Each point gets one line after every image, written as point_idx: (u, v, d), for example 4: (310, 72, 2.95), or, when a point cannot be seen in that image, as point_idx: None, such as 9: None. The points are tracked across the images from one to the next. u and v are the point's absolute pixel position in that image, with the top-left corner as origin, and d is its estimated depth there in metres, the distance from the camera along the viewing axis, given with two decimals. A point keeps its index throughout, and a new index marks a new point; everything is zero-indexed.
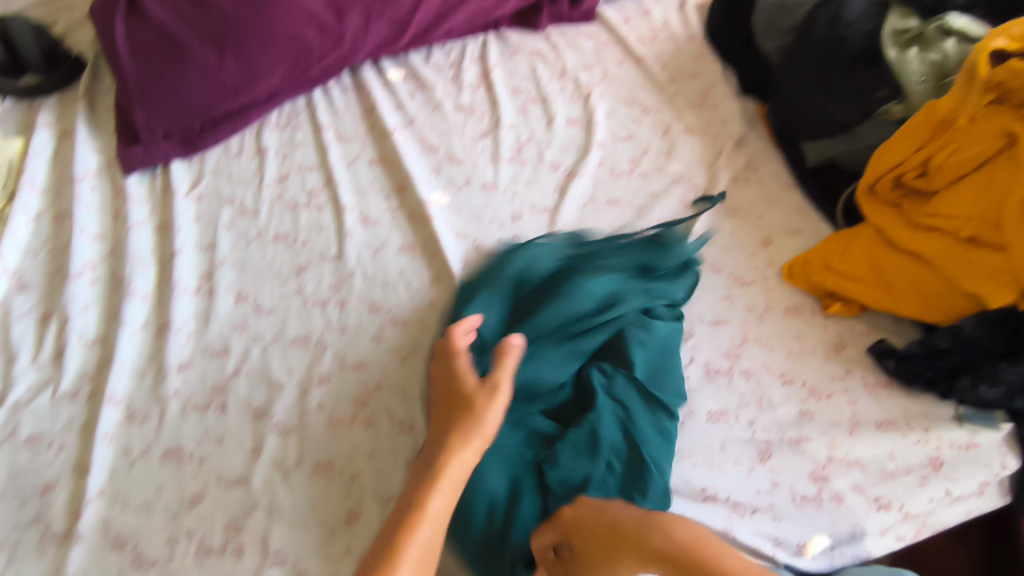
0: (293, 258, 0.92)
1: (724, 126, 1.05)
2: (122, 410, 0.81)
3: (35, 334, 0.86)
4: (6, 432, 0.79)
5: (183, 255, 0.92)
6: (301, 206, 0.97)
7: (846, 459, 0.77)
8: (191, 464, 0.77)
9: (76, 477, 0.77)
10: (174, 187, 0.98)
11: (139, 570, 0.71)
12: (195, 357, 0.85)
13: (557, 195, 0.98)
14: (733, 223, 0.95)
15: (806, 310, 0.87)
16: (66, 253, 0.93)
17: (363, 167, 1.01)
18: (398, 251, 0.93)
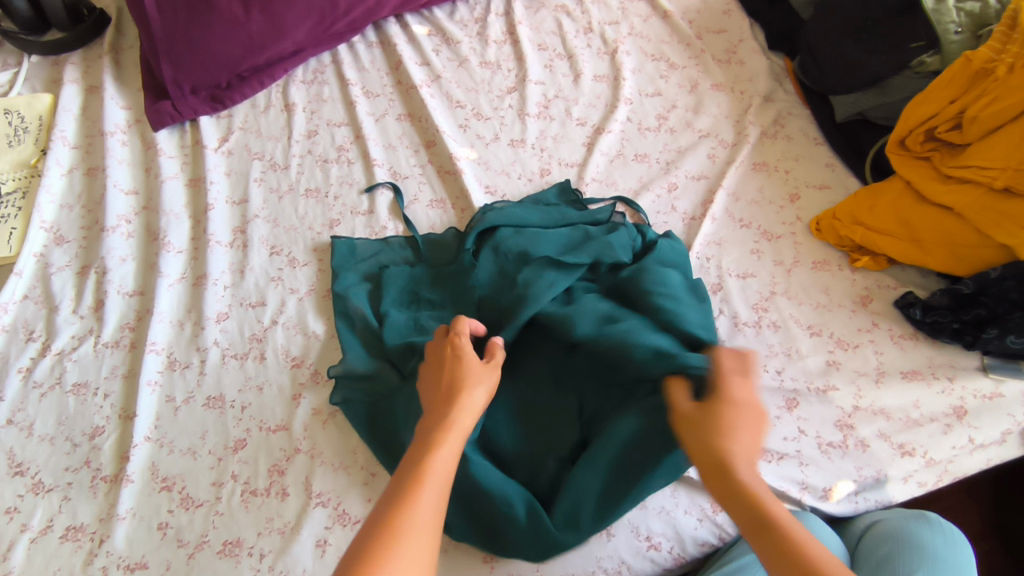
0: (325, 213, 0.93)
1: (752, 82, 1.05)
2: (164, 359, 0.83)
3: (75, 286, 0.88)
4: (52, 380, 0.81)
5: (216, 210, 0.93)
6: (330, 161, 0.97)
7: (871, 408, 0.77)
8: (233, 410, 0.79)
9: (121, 422, 0.79)
10: (203, 142, 0.99)
11: (188, 510, 0.74)
12: (232, 309, 0.86)
13: (585, 150, 0.98)
14: (762, 178, 0.95)
15: (834, 264, 0.88)
16: (100, 207, 0.94)
17: (391, 123, 1.01)
18: (428, 205, 0.93)
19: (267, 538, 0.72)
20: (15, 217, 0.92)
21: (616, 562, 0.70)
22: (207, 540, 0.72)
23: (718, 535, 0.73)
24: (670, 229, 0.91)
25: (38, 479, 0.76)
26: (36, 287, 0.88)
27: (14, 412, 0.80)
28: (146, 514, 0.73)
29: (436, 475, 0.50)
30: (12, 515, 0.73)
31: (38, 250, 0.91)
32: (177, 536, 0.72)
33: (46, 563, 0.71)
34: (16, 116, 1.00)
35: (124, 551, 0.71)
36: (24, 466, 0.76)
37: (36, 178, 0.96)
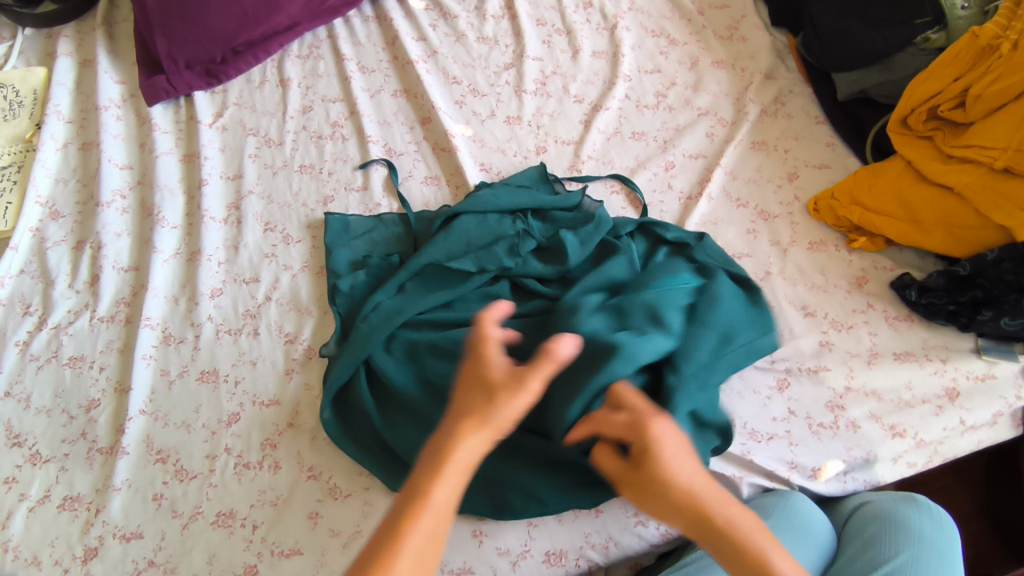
0: (319, 189, 0.92)
1: (753, 58, 1.03)
2: (158, 334, 0.83)
3: (71, 260, 0.89)
4: (49, 353, 0.82)
5: (210, 185, 0.93)
6: (325, 137, 0.97)
7: (863, 389, 0.77)
8: (227, 385, 0.80)
9: (117, 395, 0.80)
10: (198, 117, 0.98)
11: (182, 482, 0.75)
12: (226, 284, 0.86)
13: (582, 128, 0.97)
14: (760, 157, 0.94)
15: (830, 244, 0.87)
16: (95, 182, 0.94)
17: (386, 98, 1.00)
18: (422, 183, 0.93)
19: (261, 510, 0.73)
20: (11, 191, 0.93)
21: (604, 538, 0.72)
22: (201, 511, 0.73)
23: None
24: (666, 208, 0.90)
25: (35, 450, 0.77)
26: (32, 262, 0.89)
27: (11, 384, 0.81)
28: (141, 485, 0.74)
29: (438, 503, 0.45)
30: (11, 485, 0.75)
31: (34, 225, 0.91)
32: (171, 506, 0.73)
33: (44, 532, 0.72)
34: (11, 90, 1.00)
35: (120, 521, 0.73)
36: (22, 437, 0.77)
37: (31, 153, 0.96)
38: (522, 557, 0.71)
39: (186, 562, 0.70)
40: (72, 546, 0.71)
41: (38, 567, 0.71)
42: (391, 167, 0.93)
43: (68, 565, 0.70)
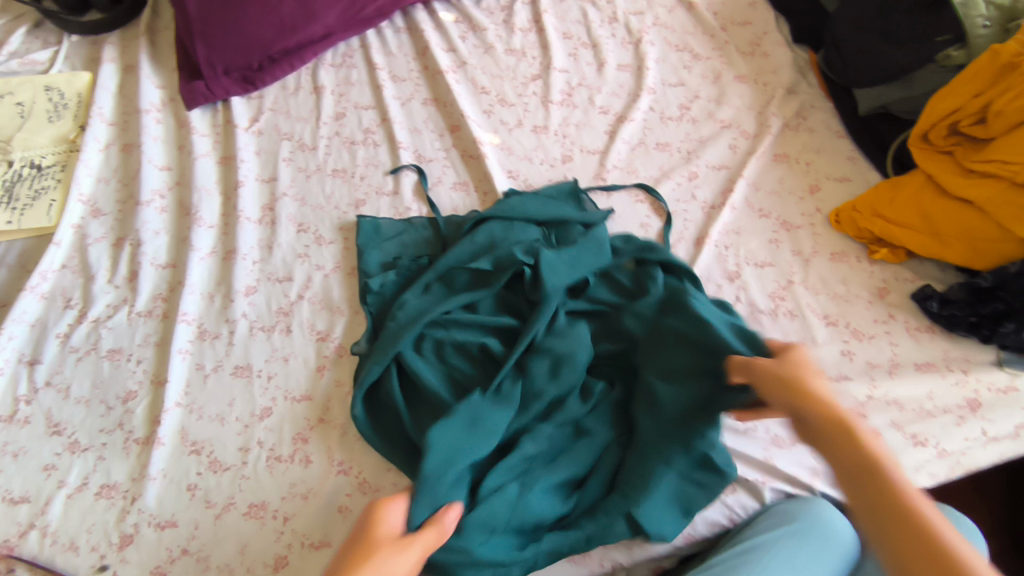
0: (351, 193, 0.95)
1: (775, 74, 1.05)
2: (194, 329, 0.86)
3: (111, 257, 0.92)
4: (88, 345, 0.85)
5: (246, 187, 0.95)
6: (357, 143, 0.99)
7: (885, 398, 0.78)
8: (260, 380, 0.82)
9: (153, 388, 0.82)
10: (235, 122, 1.02)
11: (216, 473, 0.76)
12: (260, 283, 0.89)
13: (607, 138, 0.99)
14: (782, 169, 0.96)
15: (852, 255, 0.89)
16: (135, 182, 0.97)
17: (417, 106, 1.03)
18: (451, 188, 0.95)
19: (291, 503, 0.75)
20: (55, 189, 0.96)
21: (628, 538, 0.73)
22: (234, 502, 0.75)
23: (728, 516, 0.74)
24: (689, 216, 0.92)
25: (74, 439, 0.79)
26: (73, 258, 0.92)
27: (51, 375, 0.83)
28: (176, 475, 0.76)
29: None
30: (50, 472, 0.77)
31: (76, 222, 0.94)
32: (205, 497, 0.75)
33: (82, 518, 0.74)
34: (57, 93, 1.04)
35: (155, 509, 0.75)
36: (62, 426, 0.80)
37: (74, 153, 0.99)
38: None
39: (218, 552, 0.72)
40: (108, 532, 0.73)
41: (76, 552, 0.72)
42: (421, 173, 0.95)
43: (105, 551, 0.72)
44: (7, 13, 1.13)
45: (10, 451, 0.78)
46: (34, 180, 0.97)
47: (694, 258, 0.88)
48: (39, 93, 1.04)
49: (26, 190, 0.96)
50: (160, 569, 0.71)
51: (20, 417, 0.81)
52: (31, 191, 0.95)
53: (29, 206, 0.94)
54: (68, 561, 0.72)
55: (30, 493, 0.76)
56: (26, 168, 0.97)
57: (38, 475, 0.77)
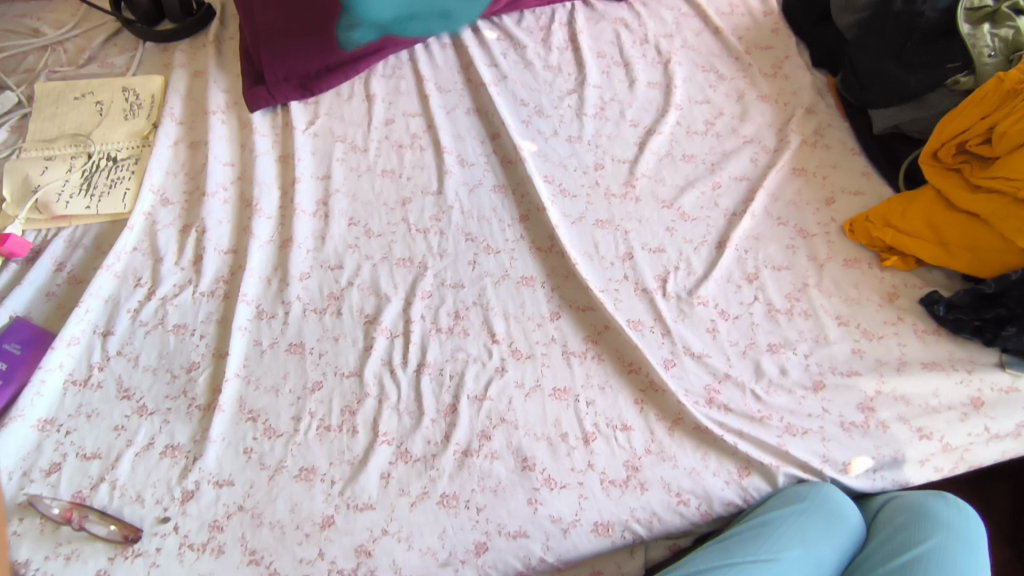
0: (399, 191, 1.03)
1: (795, 95, 1.12)
2: (252, 309, 0.93)
3: (178, 242, 1.00)
4: (156, 320, 0.93)
5: (302, 183, 1.04)
6: (405, 146, 1.08)
7: (893, 393, 0.83)
8: (312, 356, 0.89)
9: (215, 360, 0.89)
10: (294, 124, 1.10)
11: (270, 439, 0.83)
12: (314, 270, 0.96)
13: (637, 149, 1.07)
14: (800, 182, 1.02)
15: (865, 262, 0.94)
16: (202, 175, 1.06)
17: (461, 115, 1.12)
18: (491, 190, 1.03)
19: (339, 468, 0.81)
20: (129, 179, 1.05)
21: (648, 513, 0.78)
22: (286, 465, 0.81)
23: (743, 497, 0.79)
24: (711, 222, 0.99)
25: (142, 403, 0.86)
26: (143, 241, 1.00)
27: (122, 345, 0.91)
28: (233, 439, 0.83)
29: None
30: (120, 432, 0.84)
31: (147, 209, 1.03)
32: (260, 459, 0.82)
33: (147, 474, 0.81)
34: (133, 94, 1.14)
35: (215, 469, 0.81)
36: (131, 391, 0.87)
37: (147, 148, 1.09)
38: (573, 525, 0.78)
39: (271, 508, 0.79)
40: (171, 488, 0.80)
41: (141, 505, 0.79)
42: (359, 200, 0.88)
43: (168, 505, 0.79)
44: (90, 22, 1.24)
45: (84, 412, 0.86)
46: (110, 171, 1.06)
47: (715, 261, 0.95)
48: (117, 94, 1.14)
49: (103, 180, 1.05)
50: (217, 523, 0.78)
51: (92, 381, 0.88)
52: (107, 181, 1.05)
53: (105, 194, 1.03)
54: (134, 512, 0.79)
55: (101, 450, 0.83)
56: (103, 161, 1.07)
57: (108, 434, 0.84)
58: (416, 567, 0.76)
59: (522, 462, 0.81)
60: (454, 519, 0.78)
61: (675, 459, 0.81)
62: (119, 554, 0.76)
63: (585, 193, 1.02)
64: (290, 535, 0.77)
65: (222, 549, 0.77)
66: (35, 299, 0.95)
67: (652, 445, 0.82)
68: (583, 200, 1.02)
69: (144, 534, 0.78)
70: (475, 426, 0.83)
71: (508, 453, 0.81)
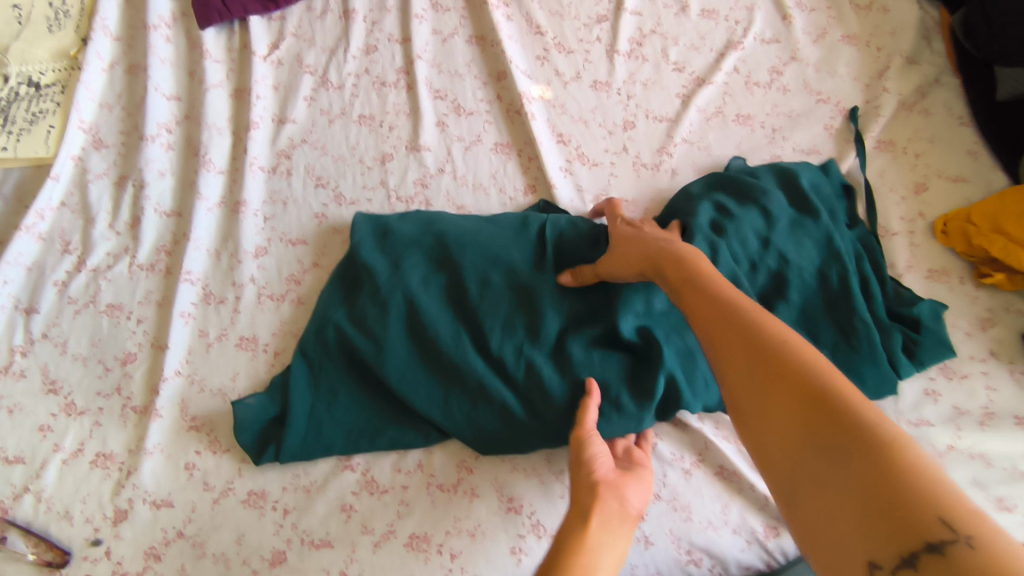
0: (377, 145, 0.84)
1: (894, 35, 0.86)
2: (198, 290, 0.78)
3: (113, 197, 0.83)
4: (87, 298, 0.78)
5: (259, 129, 0.85)
6: (387, 85, 0.87)
7: (970, 451, 0.66)
8: (265, 355, 0.75)
9: (153, 352, 0.76)
10: (252, 48, 0.89)
11: (216, 454, 0.71)
12: (271, 244, 0.80)
13: (679, 103, 0.85)
14: (884, 160, 0.80)
15: (954, 275, 0.75)
16: (141, 111, 0.87)
17: (458, 45, 0.89)
18: (492, 149, 0.83)
19: (293, 495, 0.70)
20: (53, 113, 0.87)
21: (652, 572, 0.67)
22: (233, 487, 0.70)
23: (767, 561, 0.67)
24: None
25: (70, 399, 0.74)
26: (73, 194, 0.84)
27: (48, 327, 0.77)
28: (174, 452, 0.71)
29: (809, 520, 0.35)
30: (45, 434, 0.73)
31: (76, 153, 0.85)
32: (203, 479, 0.70)
33: (76, 487, 0.71)
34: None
35: (152, 486, 0.70)
36: (58, 384, 0.75)
37: (76, 71, 0.89)
38: None
39: (215, 538, 0.68)
40: (103, 505, 0.70)
41: (69, 523, 0.69)
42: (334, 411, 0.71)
43: (99, 525, 0.69)
44: None
45: (6, 406, 0.74)
46: (32, 101, 0.87)
47: None
48: None
49: (22, 111, 0.87)
50: (155, 550, 0.68)
51: (13, 369, 0.76)
52: (27, 113, 0.87)
53: (25, 132, 0.86)
54: (62, 531, 0.69)
55: (24, 454, 0.72)
56: (22, 87, 0.88)
57: (33, 436, 0.73)
58: None
59: (507, 502, 0.69)
60: (424, 565, 0.66)
61: (689, 510, 0.68)
62: None
63: (609, 160, 0.82)
64: (235, 570, 0.67)
65: None
66: None
67: (663, 491, 0.69)
68: (606, 169, 0.82)
69: (73, 558, 0.68)
70: (456, 455, 0.71)
71: (492, 491, 0.69)
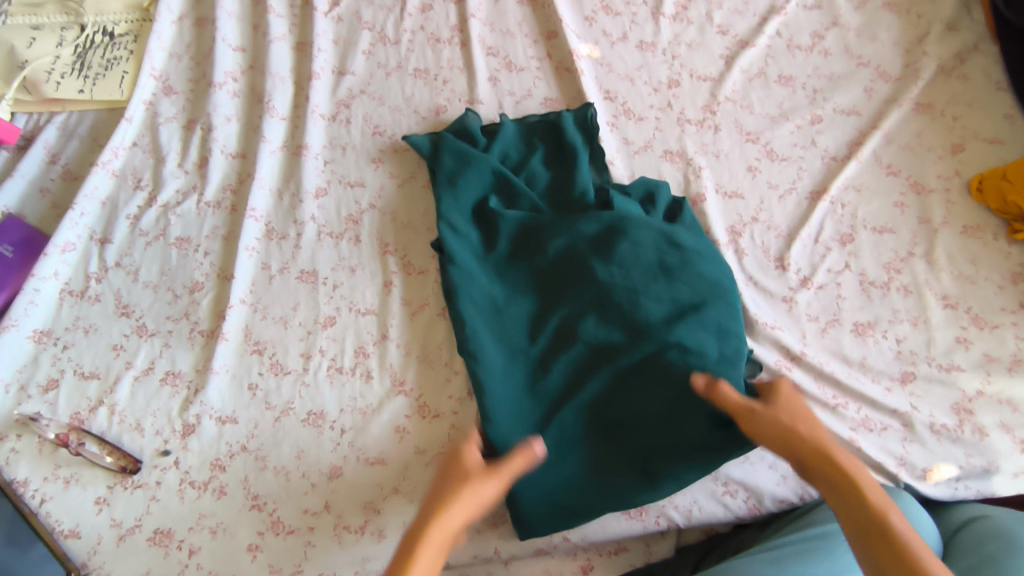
0: (432, 97, 0.88)
1: (934, 4, 0.89)
2: (262, 227, 0.83)
3: (182, 139, 0.88)
4: (157, 231, 0.83)
5: (320, 79, 0.89)
6: (442, 41, 0.91)
7: (998, 396, 0.69)
8: (325, 287, 0.79)
9: (219, 281, 0.80)
10: (314, 3, 0.93)
11: (277, 376, 0.75)
12: (331, 186, 0.84)
13: (722, 64, 0.88)
14: (922, 121, 0.83)
15: (989, 232, 0.77)
16: (209, 60, 0.91)
17: (510, 5, 0.93)
18: (541, 103, 0.87)
19: (349, 415, 0.73)
20: (127, 61, 0.92)
21: (689, 501, 0.70)
22: (293, 407, 0.74)
23: (800, 496, 0.71)
24: (804, 166, 0.82)
25: (142, 322, 0.79)
26: (144, 135, 0.89)
27: (121, 256, 0.82)
28: (239, 373, 0.76)
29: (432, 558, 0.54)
30: (119, 352, 0.78)
31: (147, 97, 0.90)
32: (265, 398, 0.75)
33: (147, 402, 0.75)
34: None
35: (218, 403, 0.75)
36: (130, 308, 0.80)
37: (148, 22, 0.94)
38: None
39: (277, 453, 0.72)
40: (172, 419, 0.74)
41: (141, 434, 0.74)
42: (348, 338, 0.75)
43: (168, 438, 0.73)
44: None
45: (81, 327, 0.79)
46: (107, 49, 0.93)
47: (806, 216, 0.79)
48: None
49: (98, 58, 0.92)
50: (220, 462, 0.72)
51: (89, 294, 0.81)
52: (103, 60, 0.92)
53: (101, 77, 0.91)
54: (134, 442, 0.73)
55: (99, 371, 0.77)
56: (97, 35, 0.94)
57: (107, 354, 0.78)
58: None
59: None
60: None
61: None
62: (118, 483, 0.72)
63: (654, 116, 0.86)
64: (296, 483, 0.71)
65: (224, 491, 0.71)
66: (30, 196, 0.87)
67: None
68: (651, 124, 0.85)
69: (144, 466, 0.72)
70: None
71: None
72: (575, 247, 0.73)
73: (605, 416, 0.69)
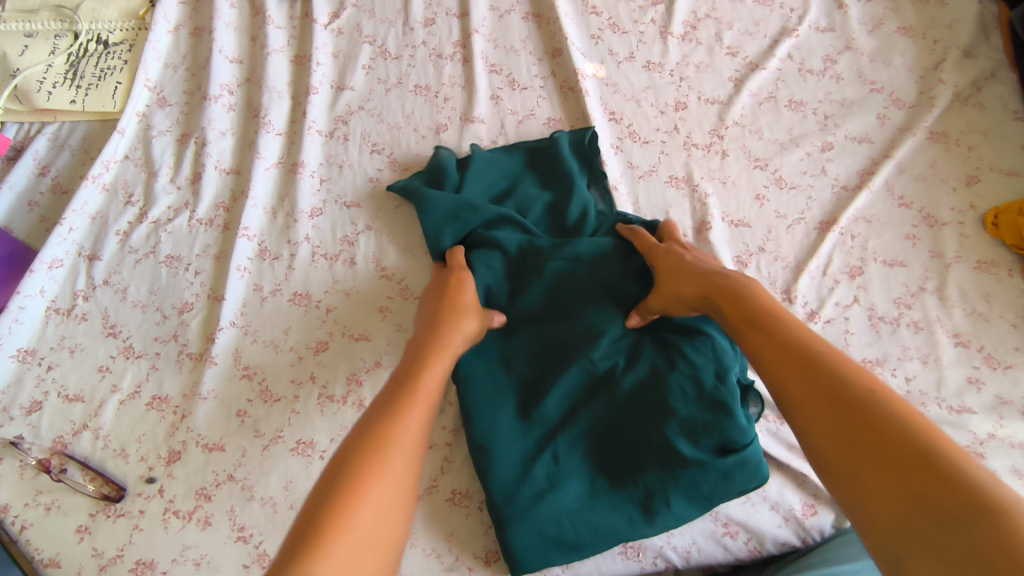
0: (432, 115, 0.86)
1: (949, 29, 0.87)
2: (255, 246, 0.80)
3: (175, 153, 0.86)
4: (147, 248, 0.81)
5: (318, 94, 0.87)
6: (444, 57, 0.89)
7: (1010, 440, 0.66)
8: (318, 311, 0.77)
9: (209, 302, 0.78)
10: (314, 16, 0.91)
11: (266, 403, 0.73)
12: (327, 205, 0.82)
13: (731, 87, 0.86)
14: (936, 151, 0.81)
15: (1003, 267, 0.75)
16: (205, 72, 0.89)
17: (515, 22, 0.91)
18: (544, 123, 0.85)
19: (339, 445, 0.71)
20: (121, 71, 0.90)
21: (688, 542, 0.68)
22: (282, 435, 0.72)
23: (802, 539, 0.68)
24: (814, 195, 0.80)
25: (129, 343, 0.77)
26: (137, 148, 0.87)
27: (109, 273, 0.80)
28: (227, 399, 0.74)
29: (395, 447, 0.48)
30: (105, 374, 0.76)
31: (141, 109, 0.88)
32: (254, 426, 0.72)
33: (132, 427, 0.73)
34: None
35: (205, 430, 0.72)
36: (117, 328, 0.78)
37: (144, 32, 0.92)
38: None
39: (265, 483, 0.70)
40: (157, 445, 0.72)
41: (125, 461, 0.72)
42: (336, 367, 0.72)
43: (153, 464, 0.71)
44: None
45: (67, 346, 0.77)
46: (101, 58, 0.91)
47: (815, 247, 0.77)
48: None
49: (91, 68, 0.90)
50: (205, 491, 0.70)
51: (77, 312, 0.79)
52: (96, 69, 0.90)
53: (94, 87, 0.89)
54: (117, 468, 0.71)
55: (84, 393, 0.75)
56: (92, 44, 0.91)
57: (92, 375, 0.76)
58: (419, 568, 0.67)
59: None
60: (466, 520, 0.69)
61: None
62: (100, 511, 0.69)
63: (660, 139, 0.83)
64: (284, 515, 0.69)
65: (209, 521, 0.69)
66: (18, 208, 0.85)
67: None
68: (656, 148, 0.83)
69: (127, 494, 0.70)
70: None
71: None
72: (573, 269, 0.72)
73: (607, 443, 0.66)
